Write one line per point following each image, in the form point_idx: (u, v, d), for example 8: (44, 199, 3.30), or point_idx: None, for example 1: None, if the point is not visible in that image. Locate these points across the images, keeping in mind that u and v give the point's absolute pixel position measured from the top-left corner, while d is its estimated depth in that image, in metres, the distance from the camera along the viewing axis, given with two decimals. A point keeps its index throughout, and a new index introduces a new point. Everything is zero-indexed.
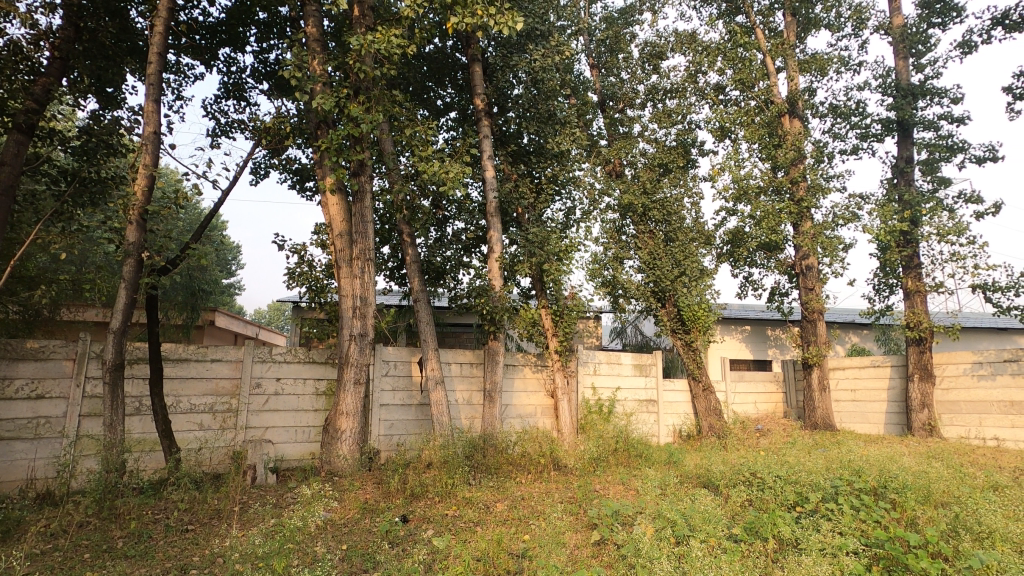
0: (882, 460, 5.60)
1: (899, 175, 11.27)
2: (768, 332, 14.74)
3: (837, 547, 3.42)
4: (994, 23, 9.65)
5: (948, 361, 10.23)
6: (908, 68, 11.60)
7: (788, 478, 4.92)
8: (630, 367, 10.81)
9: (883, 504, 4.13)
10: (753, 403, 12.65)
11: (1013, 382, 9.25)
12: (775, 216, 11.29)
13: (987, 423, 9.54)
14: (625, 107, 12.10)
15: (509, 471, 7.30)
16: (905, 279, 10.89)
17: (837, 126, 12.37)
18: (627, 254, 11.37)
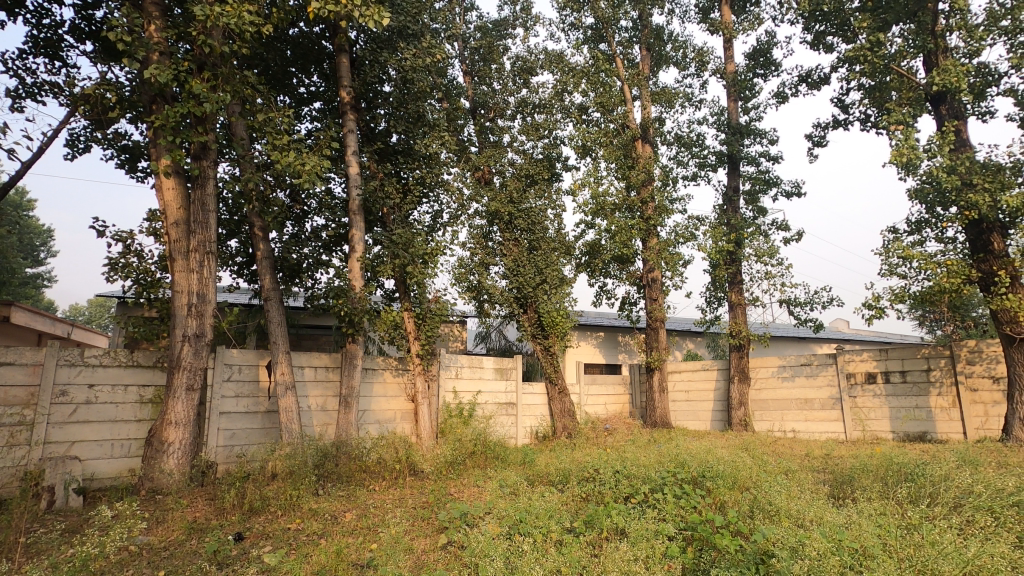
0: (702, 453, 6.30)
1: (728, 202, 12.89)
2: (619, 338, 15.94)
3: (659, 532, 3.78)
4: (800, 80, 11.44)
5: (761, 364, 11.83)
6: (737, 109, 13.31)
7: (624, 473, 5.33)
8: (491, 370, 11.03)
9: (700, 492, 4.66)
10: (603, 404, 13.59)
11: (807, 382, 10.99)
12: (627, 231, 12.29)
13: (788, 417, 11.22)
14: (495, 117, 12.36)
15: (362, 479, 7.02)
16: (730, 293, 12.46)
17: (681, 154, 13.80)
18: (493, 260, 11.60)
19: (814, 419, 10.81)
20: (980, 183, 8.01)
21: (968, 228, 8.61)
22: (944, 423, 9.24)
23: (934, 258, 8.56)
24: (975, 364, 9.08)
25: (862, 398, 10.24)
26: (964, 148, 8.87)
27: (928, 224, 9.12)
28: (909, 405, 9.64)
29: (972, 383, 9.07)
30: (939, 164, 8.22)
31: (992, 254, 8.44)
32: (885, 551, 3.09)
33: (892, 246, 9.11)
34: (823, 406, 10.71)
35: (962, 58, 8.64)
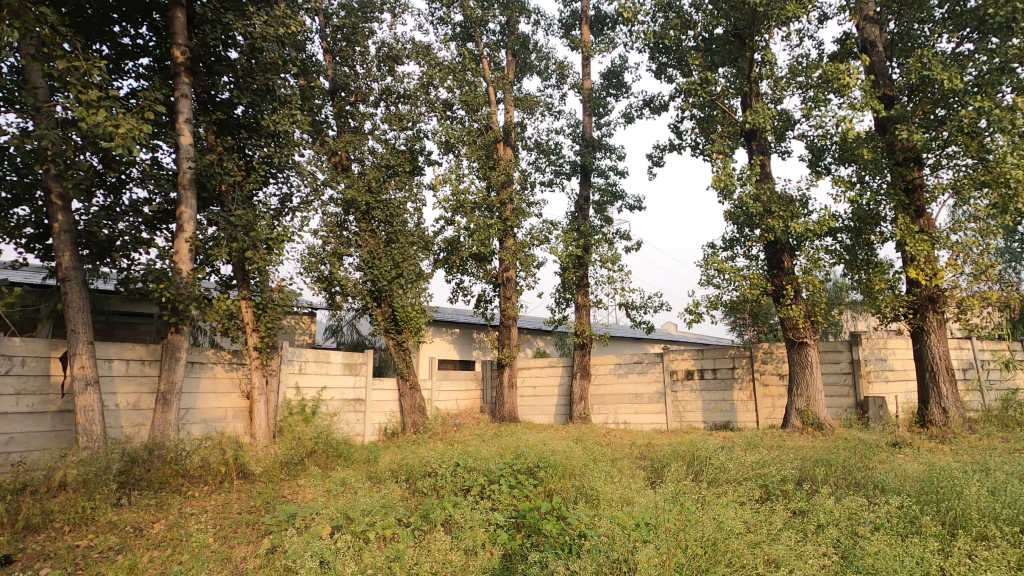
0: (539, 445, 6.66)
1: (579, 210, 13.76)
2: (473, 335, 16.22)
3: (491, 523, 3.91)
4: (645, 104, 12.59)
5: (600, 362, 12.69)
6: (591, 124, 14.25)
7: (466, 466, 5.44)
8: (339, 365, 10.57)
9: (533, 482, 4.91)
10: (454, 400, 13.73)
11: (638, 378, 12.12)
12: (485, 230, 12.54)
13: (620, 411, 12.25)
14: (357, 101, 11.85)
15: (178, 485, 6.29)
16: (576, 295, 13.31)
17: (540, 161, 14.43)
18: (346, 250, 11.10)
19: (643, 412, 11.94)
20: (776, 210, 9.47)
21: (767, 247, 10.15)
22: (743, 413, 10.88)
23: (741, 272, 9.94)
24: (767, 363, 10.81)
25: (681, 393, 11.56)
26: (767, 179, 10.43)
27: (737, 242, 10.57)
28: (717, 399, 11.14)
29: (764, 378, 10.80)
30: (748, 191, 9.58)
31: (783, 271, 10.04)
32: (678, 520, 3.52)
33: (709, 259, 10.41)
34: (650, 400, 11.89)
35: (769, 103, 10.16)
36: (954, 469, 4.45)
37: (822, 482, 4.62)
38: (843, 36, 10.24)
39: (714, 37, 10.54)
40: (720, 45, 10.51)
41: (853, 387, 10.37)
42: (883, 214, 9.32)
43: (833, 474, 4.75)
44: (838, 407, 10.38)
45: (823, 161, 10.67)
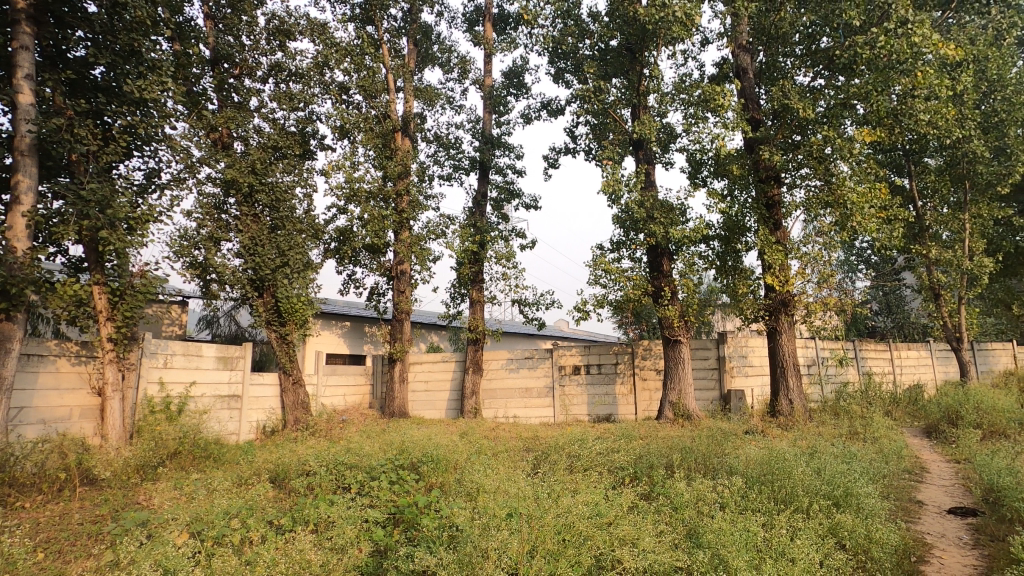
0: (424, 440, 6.61)
1: (477, 206, 13.81)
2: (365, 329, 15.73)
3: (367, 520, 3.83)
4: (543, 107, 12.90)
5: (493, 357, 12.76)
6: (491, 121, 14.34)
7: (349, 463, 5.27)
8: (212, 359, 9.76)
9: (415, 477, 4.86)
10: (342, 396, 13.22)
11: (529, 373, 12.39)
12: (380, 221, 12.16)
13: (511, 405, 12.46)
14: (242, 75, 10.97)
15: (4, 496, 5.45)
16: (471, 291, 13.35)
17: (439, 154, 14.29)
18: (225, 235, 10.25)
19: (532, 406, 12.25)
20: (658, 217, 10.12)
21: (649, 251, 10.82)
22: (623, 406, 11.59)
23: (625, 273, 10.53)
24: (646, 359, 11.65)
25: (568, 387, 12.01)
26: (651, 187, 11.12)
27: (623, 245, 11.18)
28: (601, 392, 11.74)
29: (643, 373, 11.60)
30: (634, 197, 10.15)
31: (662, 273, 10.75)
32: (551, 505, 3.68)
33: (598, 260, 10.92)
34: (540, 394, 12.23)
35: (655, 115, 10.84)
36: (792, 453, 5.05)
37: (683, 467, 5.03)
38: (721, 60, 11.20)
39: (608, 48, 11.04)
40: (614, 56, 11.02)
41: (718, 381, 11.42)
42: (748, 226, 10.32)
43: (694, 460, 5.19)
44: (706, 399, 11.37)
45: (700, 174, 11.59)
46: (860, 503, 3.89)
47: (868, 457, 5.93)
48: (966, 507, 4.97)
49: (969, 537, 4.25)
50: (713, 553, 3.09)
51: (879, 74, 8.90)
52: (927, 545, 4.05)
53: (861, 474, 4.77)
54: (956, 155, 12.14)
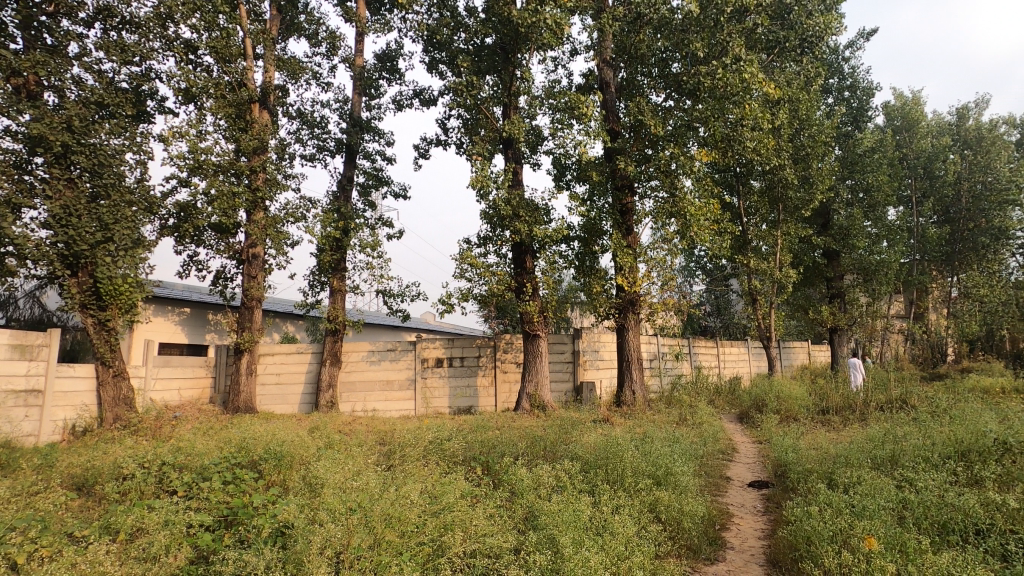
0: (267, 436, 6.17)
1: (342, 191, 13.17)
2: (207, 316, 14.25)
3: (190, 523, 3.49)
4: (416, 95, 12.66)
5: (353, 349, 12.07)
6: (361, 103, 13.75)
7: (175, 464, 4.74)
8: (4, 348, 8.21)
9: (253, 475, 4.52)
10: (176, 390, 11.82)
11: (391, 365, 12.02)
12: (229, 198, 11.06)
13: (370, 398, 11.97)
14: (59, 14, 9.31)
15: None
16: (332, 279, 12.70)
17: (302, 132, 13.38)
18: (28, 201, 8.63)
19: (392, 399, 11.94)
20: (523, 215, 10.43)
21: (514, 248, 11.12)
22: (484, 398, 11.83)
23: (490, 268, 10.73)
24: (507, 353, 12.05)
25: (430, 379, 11.92)
26: (518, 186, 11.44)
27: (490, 240, 11.37)
28: (463, 384, 11.87)
29: (504, 366, 11.98)
30: (501, 195, 10.36)
31: (525, 270, 11.10)
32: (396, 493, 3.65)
33: (464, 254, 10.98)
34: (401, 386, 11.94)
35: (525, 117, 11.16)
36: (627, 439, 5.53)
37: (532, 455, 5.26)
38: (588, 72, 11.76)
39: (484, 45, 11.15)
40: (489, 54, 11.16)
41: (572, 374, 12.13)
42: (604, 229, 11.05)
43: (542, 449, 5.46)
44: (561, 391, 12.01)
45: (565, 178, 12.18)
46: (677, 480, 4.38)
47: (691, 440, 6.70)
48: (762, 480, 5.84)
49: (761, 505, 4.99)
50: (545, 532, 3.28)
51: (716, 103, 10.05)
52: (729, 514, 4.68)
53: (683, 456, 5.38)
54: (773, 180, 14.13)
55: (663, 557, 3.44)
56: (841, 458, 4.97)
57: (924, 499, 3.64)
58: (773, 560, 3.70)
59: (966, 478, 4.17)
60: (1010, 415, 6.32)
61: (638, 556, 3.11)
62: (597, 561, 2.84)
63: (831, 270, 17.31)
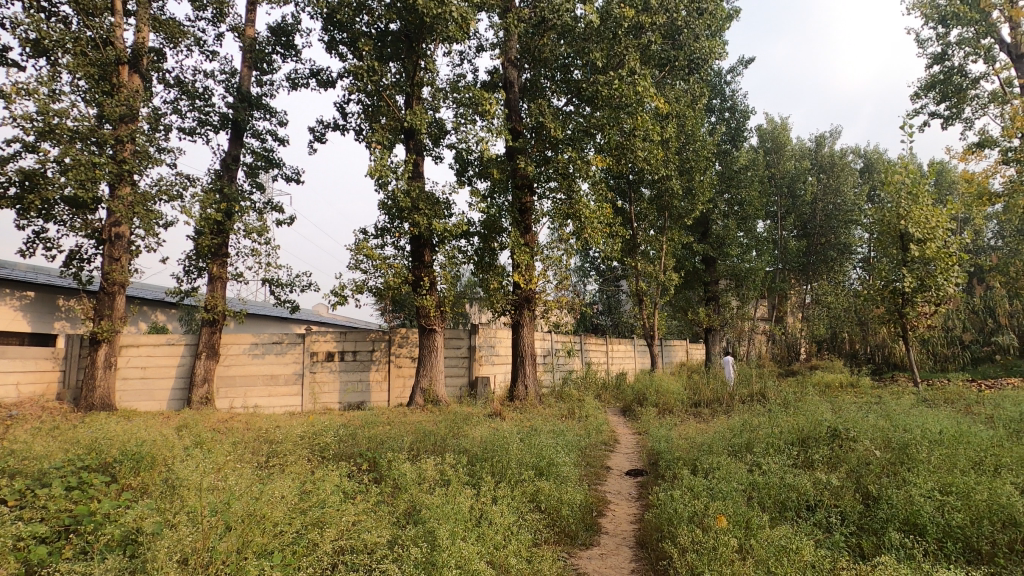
0: (124, 436, 5.56)
1: (225, 170, 12.17)
2: (56, 302, 12.52)
3: (17, 534, 3.07)
4: (312, 75, 12.00)
5: (233, 341, 11.08)
6: (250, 78, 12.78)
7: (4, 470, 4.11)
8: None
9: (104, 479, 4.05)
10: (13, 386, 10.27)
11: (276, 359, 11.17)
12: (88, 169, 9.78)
13: (251, 393, 11.03)
14: None
15: None
16: (211, 265, 11.68)
17: (180, 102, 12.17)
18: None
19: (276, 395, 11.08)
20: (423, 208, 10.26)
21: (413, 241, 10.93)
22: (376, 393, 11.51)
23: (387, 261, 10.44)
24: (402, 347, 11.85)
25: (319, 374, 11.32)
26: (419, 178, 11.24)
27: (388, 232, 11.07)
28: (354, 379, 11.44)
29: (399, 361, 11.76)
30: (401, 185, 10.10)
31: (423, 264, 10.94)
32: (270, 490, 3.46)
33: (360, 245, 10.60)
34: (287, 381, 11.14)
35: (428, 108, 10.98)
36: (515, 432, 5.65)
37: (421, 450, 5.22)
38: (493, 69, 11.81)
39: (388, 31, 10.82)
40: (393, 40, 10.86)
41: (467, 368, 12.16)
42: (503, 227, 11.18)
43: (430, 444, 5.43)
44: (456, 385, 12.00)
45: (467, 173, 12.16)
46: (559, 470, 4.57)
47: (576, 432, 7.00)
48: (638, 469, 6.24)
49: (636, 492, 5.34)
50: (424, 526, 3.27)
51: (612, 112, 10.54)
52: (606, 501, 4.96)
53: (567, 448, 5.61)
54: (661, 189, 15.12)
55: (539, 544, 3.57)
56: (705, 446, 5.44)
57: (768, 481, 4.10)
58: (641, 541, 3.98)
59: (804, 462, 4.76)
60: (844, 406, 7.28)
61: (514, 545, 3.20)
62: (472, 551, 2.88)
63: (708, 275, 18.83)
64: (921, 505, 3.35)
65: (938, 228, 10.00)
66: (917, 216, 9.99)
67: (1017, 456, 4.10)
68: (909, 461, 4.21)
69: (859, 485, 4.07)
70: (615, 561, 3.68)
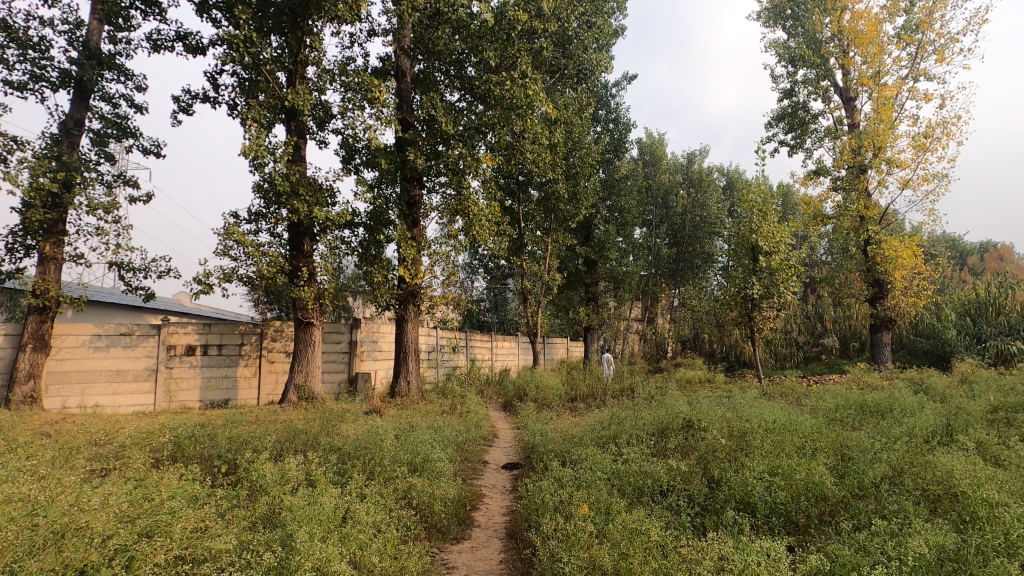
0: None
1: (65, 135, 10.55)
2: None
3: None
4: (179, 38, 10.79)
5: (69, 332, 9.51)
6: (101, 33, 11.19)
7: None
8: None
9: None
10: None
11: (124, 353, 9.76)
12: None
13: (91, 392, 9.53)
14: None
15: None
16: (41, 244, 10.04)
17: (7, 50, 10.34)
18: None
19: (123, 393, 9.69)
20: (303, 194, 9.64)
21: (291, 228, 10.17)
22: (244, 390, 10.54)
23: (261, 248, 9.66)
24: (275, 341, 11.00)
25: (177, 369, 10.11)
26: (300, 162, 10.56)
27: (263, 217, 10.27)
28: (218, 375, 10.36)
29: (271, 356, 10.89)
30: (279, 168, 9.38)
31: (302, 254, 10.21)
32: (101, 496, 3.08)
33: (229, 230, 9.73)
34: (137, 377, 9.80)
35: (312, 89, 10.36)
36: (391, 429, 5.53)
37: (289, 450, 4.93)
38: (385, 56, 11.43)
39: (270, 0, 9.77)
40: (275, 12, 9.84)
41: (347, 364, 11.66)
42: (391, 219, 10.84)
43: (300, 443, 5.14)
44: (333, 382, 11.45)
45: (354, 161, 11.67)
46: (433, 466, 4.55)
47: (455, 428, 7.01)
48: (514, 462, 6.38)
49: (510, 485, 5.47)
50: (282, 530, 3.09)
51: (504, 112, 10.66)
52: (480, 495, 5.02)
53: (444, 443, 5.59)
54: (549, 192, 15.62)
55: (407, 540, 3.53)
56: (576, 439, 5.71)
57: (628, 469, 4.40)
58: (510, 532, 4.09)
59: (660, 451, 5.18)
60: (699, 400, 8.01)
61: (379, 543, 3.13)
62: (332, 553, 2.77)
63: (589, 277, 19.78)
64: (753, 486, 3.78)
65: (782, 242, 11.36)
66: (765, 230, 11.27)
67: (829, 441, 4.78)
68: (746, 448, 4.73)
69: (705, 470, 4.50)
70: (484, 553, 3.75)
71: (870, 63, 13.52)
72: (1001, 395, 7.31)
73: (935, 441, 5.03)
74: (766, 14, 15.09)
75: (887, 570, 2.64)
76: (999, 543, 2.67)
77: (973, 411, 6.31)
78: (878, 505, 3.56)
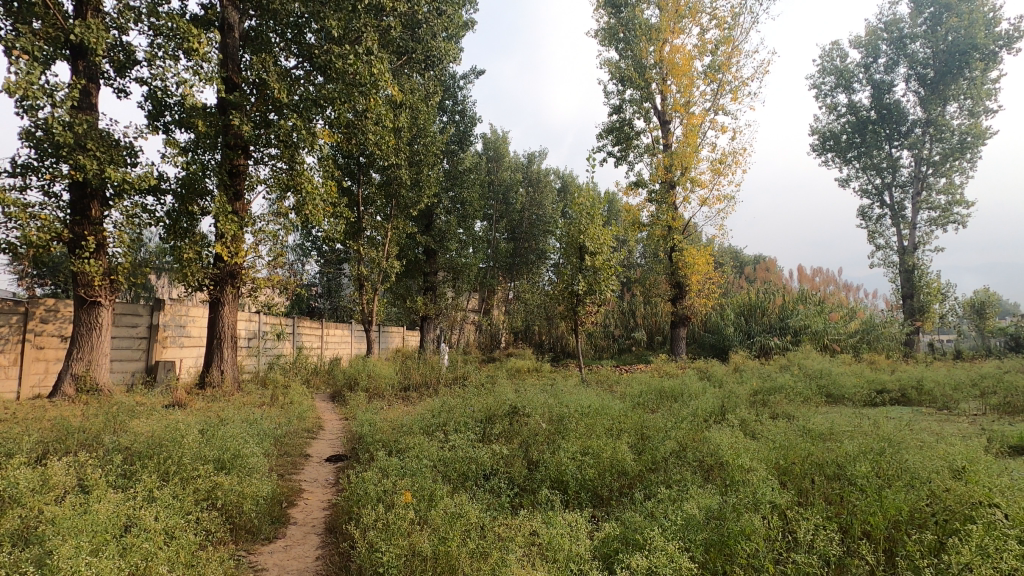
0: None
1: None
2: None
3: None
4: None
5: None
6: None
7: None
8: None
9: None
10: None
11: None
12: None
13: None
14: None
15: None
16: None
17: None
18: None
19: None
20: (92, 148, 8.07)
21: (74, 187, 8.45)
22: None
23: (29, 209, 7.88)
24: (46, 323, 8.91)
25: None
26: (88, 110, 8.80)
27: (34, 171, 8.38)
28: None
29: (40, 341, 8.81)
30: (60, 114, 7.73)
31: (88, 220, 8.53)
32: None
33: None
34: None
35: (110, 26, 8.74)
36: (195, 423, 4.93)
37: (56, 452, 4.13)
38: (206, 4, 10.05)
39: None
40: None
41: (145, 351, 10.06)
42: (207, 189, 9.56)
43: (74, 443, 4.35)
44: (126, 371, 9.78)
45: (163, 118, 10.09)
46: (244, 462, 4.18)
47: (274, 421, 6.49)
48: (339, 455, 6.11)
49: (333, 478, 5.24)
50: (39, 547, 2.60)
51: (345, 87, 10.08)
52: (299, 491, 4.73)
53: (259, 437, 5.13)
54: (390, 176, 15.17)
55: (206, 546, 3.18)
56: (405, 428, 5.68)
57: (454, 455, 4.49)
58: (329, 527, 3.93)
59: (485, 437, 5.39)
60: (525, 389, 8.45)
61: (171, 551, 2.78)
62: (106, 565, 2.40)
63: (428, 266, 19.65)
64: (566, 466, 4.12)
65: (605, 244, 12.48)
66: (591, 233, 12.29)
67: (632, 422, 5.38)
68: (563, 431, 5.13)
69: (526, 453, 4.79)
70: (299, 550, 3.55)
71: (683, 93, 15.44)
72: (761, 381, 8.90)
73: (710, 420, 5.98)
74: (602, 33, 16.36)
75: (664, 531, 3.07)
76: (748, 501, 3.25)
77: (740, 394, 7.61)
78: (665, 476, 4.10)
